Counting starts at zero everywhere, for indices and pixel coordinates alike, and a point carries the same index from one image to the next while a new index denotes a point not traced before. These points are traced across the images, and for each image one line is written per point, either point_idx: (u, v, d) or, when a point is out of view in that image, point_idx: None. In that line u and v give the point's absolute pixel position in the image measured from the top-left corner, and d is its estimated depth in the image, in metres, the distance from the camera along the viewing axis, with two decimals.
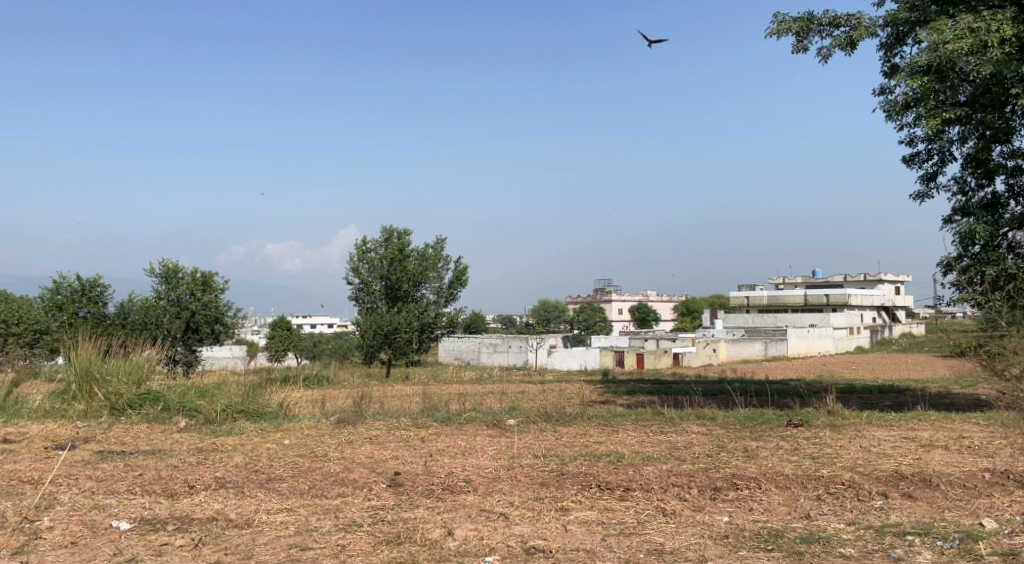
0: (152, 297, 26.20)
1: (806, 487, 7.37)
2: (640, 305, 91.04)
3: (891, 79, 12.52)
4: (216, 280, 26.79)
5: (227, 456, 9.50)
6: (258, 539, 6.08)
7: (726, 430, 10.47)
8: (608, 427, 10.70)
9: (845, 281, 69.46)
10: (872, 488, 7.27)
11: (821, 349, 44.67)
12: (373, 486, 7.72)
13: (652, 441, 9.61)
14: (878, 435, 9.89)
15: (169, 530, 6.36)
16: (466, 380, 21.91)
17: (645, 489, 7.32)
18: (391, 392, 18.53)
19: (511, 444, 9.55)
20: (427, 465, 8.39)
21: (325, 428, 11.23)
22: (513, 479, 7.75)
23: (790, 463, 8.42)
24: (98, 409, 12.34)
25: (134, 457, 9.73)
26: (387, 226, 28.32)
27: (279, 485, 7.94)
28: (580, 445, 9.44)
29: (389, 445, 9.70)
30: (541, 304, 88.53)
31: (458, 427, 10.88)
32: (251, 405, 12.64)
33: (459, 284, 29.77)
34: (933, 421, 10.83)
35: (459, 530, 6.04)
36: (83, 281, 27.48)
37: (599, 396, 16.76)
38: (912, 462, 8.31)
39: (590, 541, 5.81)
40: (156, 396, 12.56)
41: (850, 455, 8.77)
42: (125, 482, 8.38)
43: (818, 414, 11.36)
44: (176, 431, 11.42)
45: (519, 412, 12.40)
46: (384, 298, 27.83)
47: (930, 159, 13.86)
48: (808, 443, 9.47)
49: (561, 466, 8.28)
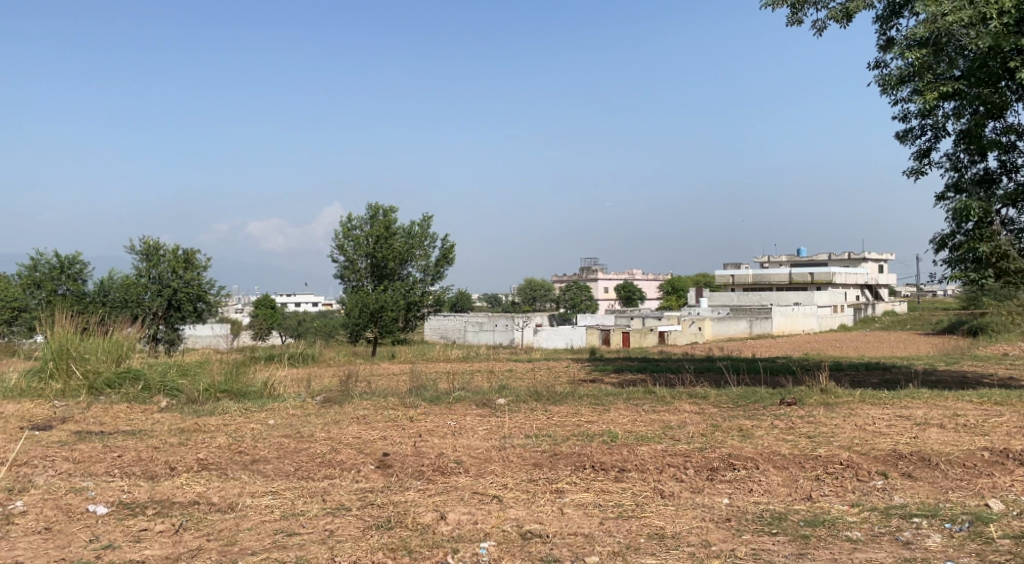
0: (134, 275, 25.79)
1: (804, 467, 7.20)
2: (625, 284, 91.17)
3: (886, 53, 12.31)
4: (198, 258, 26.42)
5: (210, 437, 9.24)
6: (241, 523, 5.85)
7: (719, 408, 10.29)
8: (599, 406, 10.52)
9: (830, 260, 69.69)
10: (871, 468, 7.11)
11: (805, 327, 44.73)
12: (360, 467, 7.50)
13: (645, 420, 9.44)
14: (872, 413, 9.74)
15: (149, 515, 6.12)
16: (454, 359, 21.79)
17: (641, 470, 7.15)
18: (377, 370, 18.32)
19: (501, 423, 9.34)
20: (416, 446, 8.17)
21: (310, 408, 10.99)
22: (505, 460, 7.54)
23: (786, 443, 8.26)
24: (76, 389, 12.05)
25: (113, 438, 9.46)
26: (372, 203, 27.91)
27: (264, 467, 7.71)
28: (572, 424, 9.25)
29: (376, 425, 9.47)
30: (527, 283, 88.40)
31: (447, 406, 10.67)
32: (235, 384, 12.39)
33: (446, 262, 29.45)
34: (928, 399, 10.70)
35: (452, 514, 5.84)
36: (61, 258, 26.96)
37: (588, 375, 16.62)
38: (910, 441, 8.16)
39: (588, 525, 5.61)
40: (136, 376, 12.29)
41: (846, 434, 8.61)
42: (103, 464, 8.12)
43: (811, 392, 11.22)
44: (157, 411, 11.16)
45: (509, 390, 12.21)
46: (370, 276, 27.52)
47: (924, 135, 13.68)
48: (803, 421, 9.31)
49: (553, 446, 8.09)
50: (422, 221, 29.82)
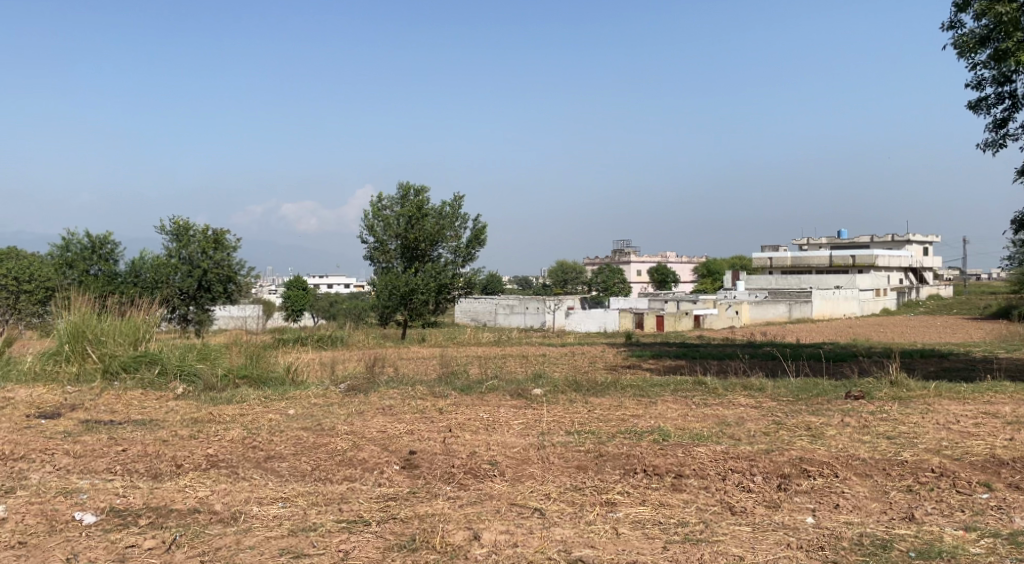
0: (163, 255, 25.20)
1: (890, 475, 6.29)
2: (659, 266, 89.86)
3: (963, 12, 11.22)
4: (228, 238, 25.89)
5: (223, 429, 8.44)
6: (244, 540, 5.03)
7: (779, 402, 9.36)
8: (645, 399, 9.59)
9: (872, 242, 68.06)
10: (970, 479, 6.20)
11: (847, 312, 43.34)
12: (384, 468, 6.67)
13: (698, 415, 8.52)
14: (953, 409, 8.75)
15: (141, 525, 5.28)
16: (485, 343, 21.02)
17: (701, 476, 6.25)
18: (406, 355, 17.57)
19: (540, 416, 8.49)
20: (447, 443, 7.31)
21: (333, 396, 10.17)
22: (545, 462, 6.69)
23: (863, 445, 7.29)
24: (91, 373, 11.30)
25: (122, 429, 8.67)
26: (403, 182, 27.08)
27: (277, 465, 6.91)
28: (616, 419, 8.36)
29: (403, 418, 8.65)
30: (559, 265, 87.62)
31: (479, 396, 9.84)
32: (255, 369, 11.63)
33: (477, 243, 28.54)
34: (1011, 393, 9.69)
35: (487, 532, 5.00)
36: (93, 237, 26.39)
37: (625, 361, 15.72)
38: (1006, 444, 7.18)
39: (650, 551, 4.77)
40: (153, 359, 11.48)
41: (931, 434, 7.65)
42: (105, 459, 7.31)
43: (879, 385, 10.23)
44: (173, 398, 10.42)
45: (546, 378, 11.32)
46: (400, 257, 26.73)
47: (1001, 104, 12.56)
48: (876, 418, 8.35)
49: (598, 446, 7.18)
50: (453, 200, 28.94)
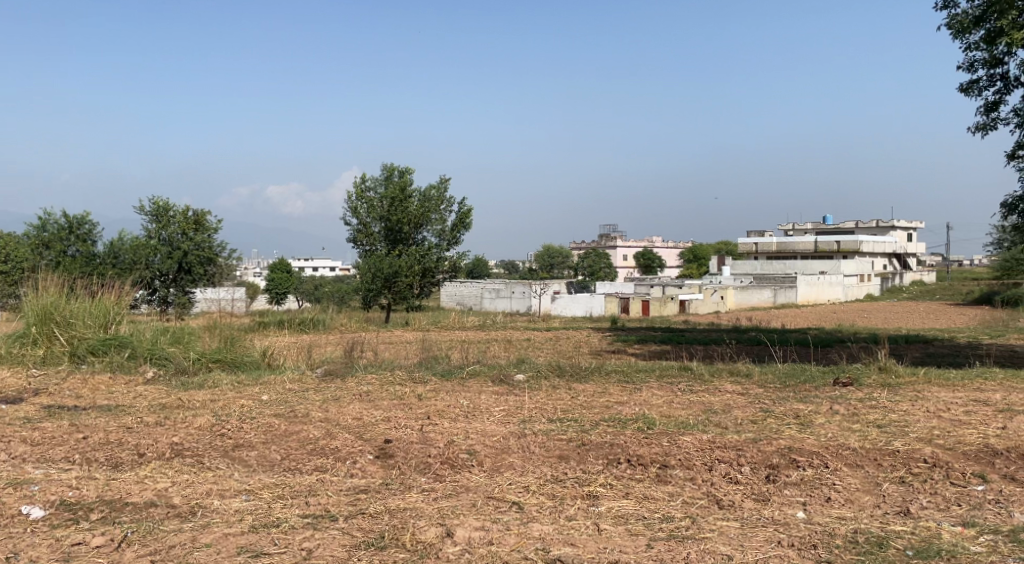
0: (142, 236, 24.70)
1: (882, 466, 6.05)
2: (646, 251, 89.66)
3: None
4: (209, 219, 25.44)
5: (191, 416, 8.10)
6: (200, 538, 4.74)
7: (767, 389, 9.13)
8: (629, 385, 9.32)
9: (857, 227, 68.16)
10: (964, 469, 5.99)
11: (831, 297, 43.32)
12: (357, 458, 6.37)
13: (683, 402, 8.27)
14: (944, 397, 8.53)
15: (91, 521, 4.96)
16: (470, 327, 20.72)
17: (687, 467, 6.00)
18: (388, 339, 17.21)
19: (522, 403, 8.21)
20: (424, 432, 7.02)
21: (309, 382, 9.87)
22: (525, 450, 6.41)
23: (854, 433, 7.05)
24: (57, 356, 10.92)
25: (85, 414, 8.32)
26: (388, 164, 26.73)
27: (245, 454, 6.60)
28: (600, 407, 8.08)
29: (380, 404, 8.35)
30: (546, 250, 87.23)
31: (460, 382, 9.56)
32: (230, 353, 11.28)
33: (463, 227, 28.22)
34: (1002, 381, 9.51)
35: (461, 530, 4.72)
36: (70, 217, 25.86)
37: (610, 346, 15.48)
38: (999, 434, 6.96)
39: (633, 549, 4.52)
40: (122, 342, 11.11)
41: (922, 422, 7.44)
42: (63, 447, 6.97)
43: (868, 371, 10.01)
44: (142, 383, 10.07)
45: (529, 363, 11.03)
46: (384, 240, 26.34)
47: (992, 86, 12.34)
48: (865, 406, 8.12)
49: (580, 434, 6.90)
50: (439, 183, 28.61)
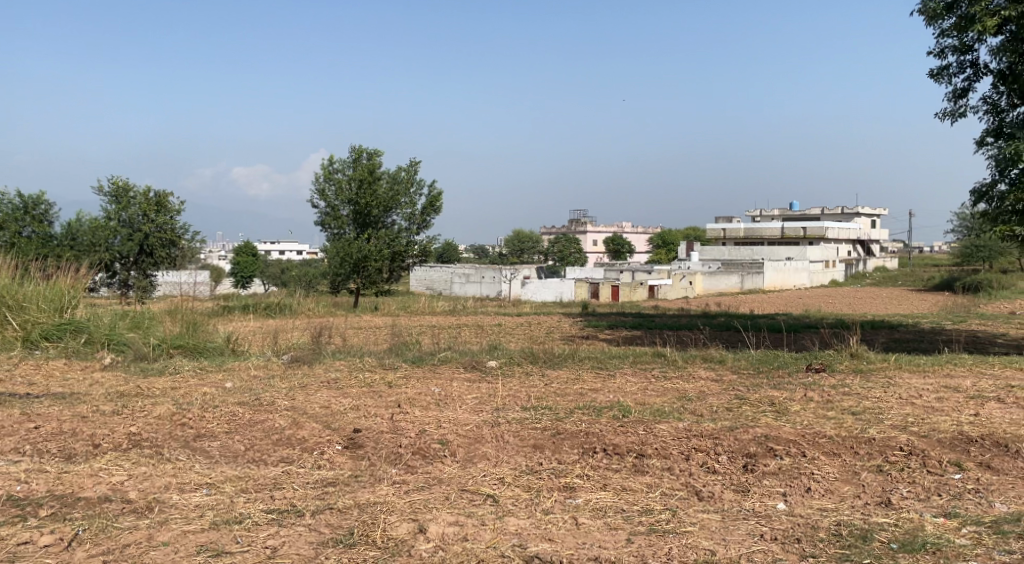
0: (102, 217, 24.11)
1: (859, 454, 5.98)
2: (615, 236, 89.85)
3: None
4: (171, 201, 24.89)
5: (151, 404, 7.84)
6: (157, 536, 4.54)
7: (741, 376, 9.04)
8: (603, 372, 9.19)
9: (822, 214, 68.80)
10: (943, 457, 5.93)
11: (797, 283, 43.63)
12: (325, 448, 6.17)
13: (657, 389, 8.18)
14: (916, 383, 8.51)
15: (40, 518, 4.74)
16: (439, 312, 20.50)
17: (664, 456, 5.88)
18: (357, 324, 16.95)
19: (494, 391, 8.06)
20: (393, 420, 6.83)
21: (275, 368, 9.64)
22: (499, 440, 6.25)
23: (829, 421, 6.98)
24: (9, 341, 10.55)
25: (38, 403, 8.02)
26: (356, 146, 26.30)
27: (207, 445, 6.37)
28: (574, 394, 7.93)
29: (349, 392, 8.14)
30: (517, 235, 87.03)
31: (430, 369, 9.37)
32: (192, 339, 10.97)
33: (432, 210, 27.94)
34: (972, 367, 9.51)
35: (434, 525, 4.56)
36: (26, 197, 25.23)
37: (581, 332, 15.36)
38: (973, 420, 6.92)
39: (613, 545, 4.39)
40: (78, 327, 10.78)
41: (896, 409, 7.39)
42: (14, 438, 6.69)
43: (840, 357, 9.97)
44: (99, 370, 9.76)
45: (501, 350, 10.86)
46: (353, 223, 25.81)
47: (962, 73, 12.34)
48: (840, 393, 8.06)
49: (555, 423, 6.75)
50: (409, 166, 28.20)
